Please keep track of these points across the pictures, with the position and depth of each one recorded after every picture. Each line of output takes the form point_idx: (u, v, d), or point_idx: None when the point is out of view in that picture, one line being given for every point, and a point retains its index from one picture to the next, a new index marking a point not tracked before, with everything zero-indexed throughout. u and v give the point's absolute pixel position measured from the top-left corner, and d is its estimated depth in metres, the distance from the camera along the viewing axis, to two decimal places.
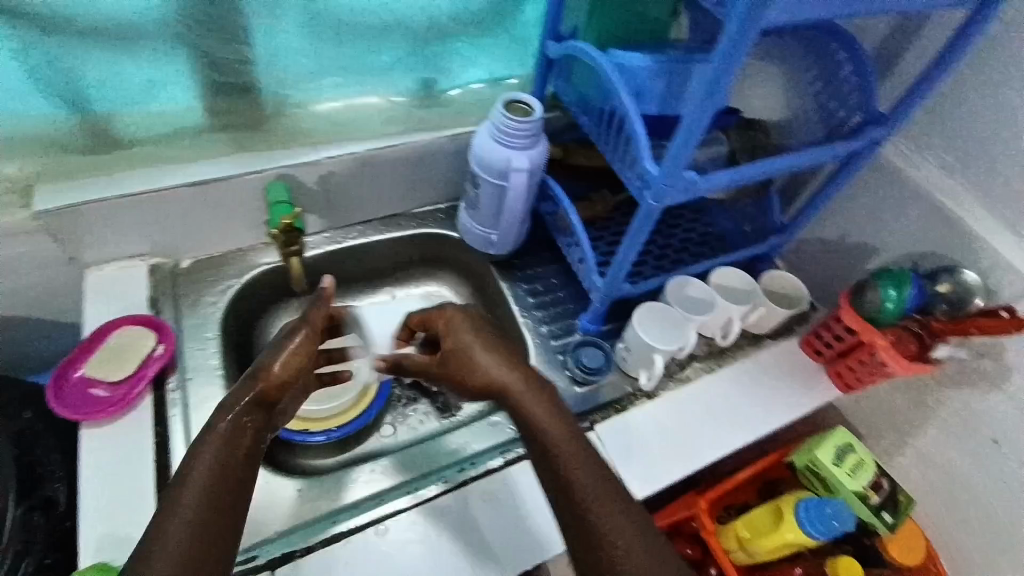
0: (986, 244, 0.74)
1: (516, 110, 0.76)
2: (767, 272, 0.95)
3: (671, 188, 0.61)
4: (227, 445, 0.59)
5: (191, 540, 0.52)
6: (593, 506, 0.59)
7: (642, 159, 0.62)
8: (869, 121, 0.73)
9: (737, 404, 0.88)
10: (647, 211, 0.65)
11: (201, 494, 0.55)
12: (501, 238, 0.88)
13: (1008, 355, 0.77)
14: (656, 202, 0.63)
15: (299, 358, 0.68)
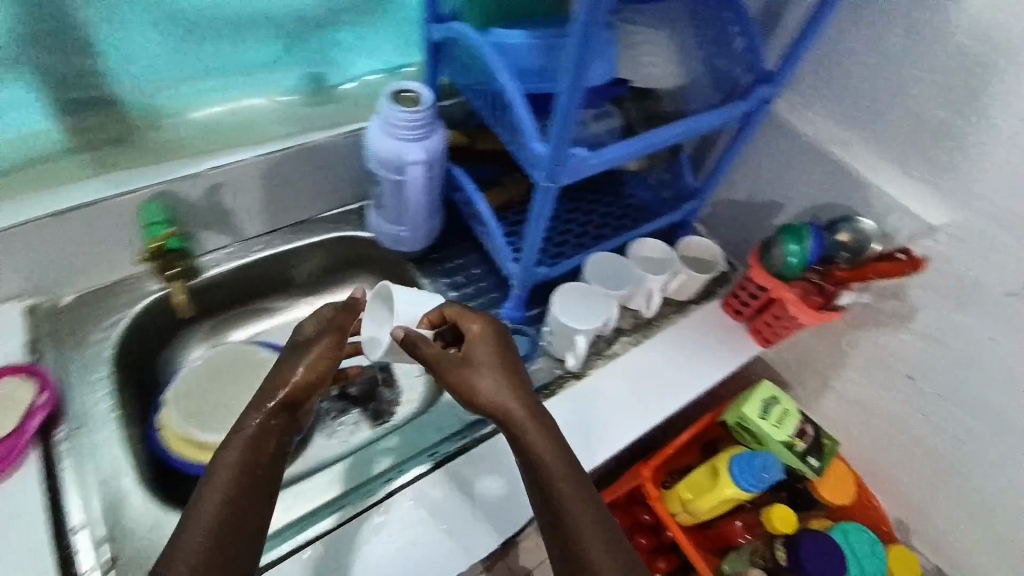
0: (878, 189, 0.75)
1: (406, 101, 0.72)
2: (685, 239, 0.96)
3: (561, 166, 0.59)
4: (255, 447, 0.59)
5: (212, 537, 0.54)
6: (576, 520, 0.58)
7: (529, 138, 0.60)
8: (760, 80, 0.75)
9: (667, 373, 0.89)
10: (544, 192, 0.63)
11: (222, 500, 0.56)
12: (412, 234, 0.85)
13: (911, 294, 0.78)
14: (549, 182, 0.61)
15: (327, 360, 0.65)
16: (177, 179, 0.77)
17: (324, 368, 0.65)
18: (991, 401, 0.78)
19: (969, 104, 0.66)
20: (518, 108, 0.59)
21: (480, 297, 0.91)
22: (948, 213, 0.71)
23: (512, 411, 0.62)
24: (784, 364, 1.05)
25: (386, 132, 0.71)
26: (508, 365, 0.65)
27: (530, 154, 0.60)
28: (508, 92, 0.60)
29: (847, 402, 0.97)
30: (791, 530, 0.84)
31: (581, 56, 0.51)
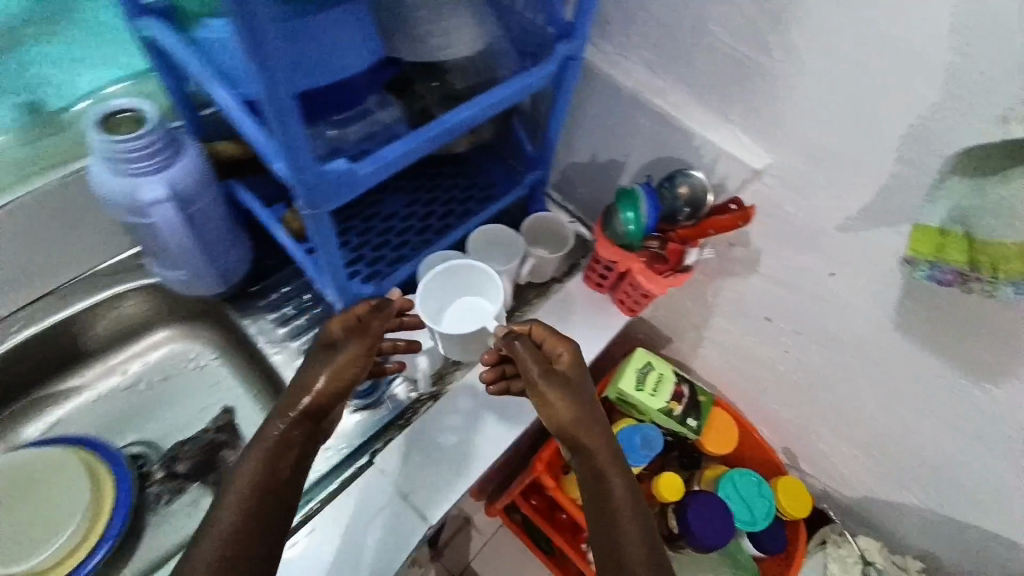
0: (701, 138, 0.70)
1: (119, 125, 0.58)
2: (533, 216, 0.88)
3: (314, 188, 0.48)
4: (280, 452, 0.58)
5: (232, 542, 0.52)
6: (624, 521, 0.58)
7: (266, 160, 0.48)
8: (560, 36, 0.66)
9: None
10: (315, 218, 0.52)
11: (250, 499, 0.54)
12: (194, 279, 0.70)
13: (752, 240, 0.77)
14: (312, 208, 0.50)
15: (353, 367, 0.64)
16: None
17: (347, 374, 0.63)
18: (844, 334, 0.76)
19: (768, 36, 0.60)
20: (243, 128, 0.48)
21: (313, 328, 0.78)
22: (769, 153, 0.67)
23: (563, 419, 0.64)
24: (664, 320, 1.02)
25: (112, 172, 0.58)
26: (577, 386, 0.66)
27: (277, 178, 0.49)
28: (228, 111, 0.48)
29: (725, 349, 0.95)
30: (677, 496, 0.83)
31: (260, 58, 0.40)
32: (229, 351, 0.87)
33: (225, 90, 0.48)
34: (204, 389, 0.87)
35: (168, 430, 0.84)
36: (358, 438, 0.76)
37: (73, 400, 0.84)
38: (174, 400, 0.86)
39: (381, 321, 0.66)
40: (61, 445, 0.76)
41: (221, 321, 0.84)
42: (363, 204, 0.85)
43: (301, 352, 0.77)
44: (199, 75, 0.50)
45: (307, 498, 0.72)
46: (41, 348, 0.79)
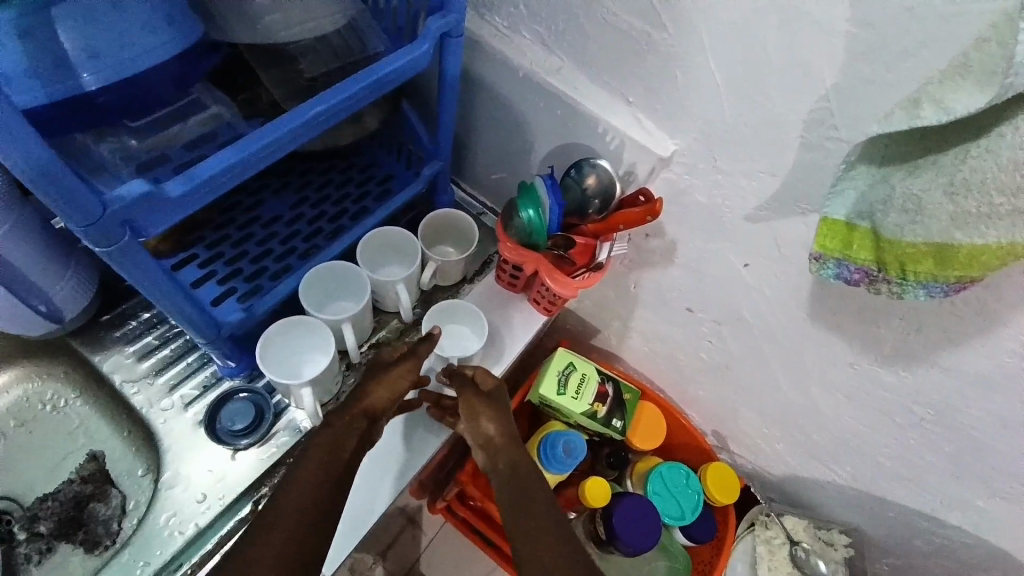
0: (603, 124, 0.64)
1: None
2: (433, 214, 0.78)
3: (94, 225, 0.39)
4: (331, 461, 0.58)
5: (284, 547, 0.54)
6: (547, 532, 0.59)
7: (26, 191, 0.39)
8: (433, 10, 0.57)
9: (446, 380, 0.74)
10: (116, 256, 0.43)
11: (297, 508, 0.56)
12: (10, 321, 0.59)
13: (667, 230, 0.71)
14: (100, 247, 0.41)
15: (405, 382, 0.64)
16: None
17: (398, 392, 0.63)
18: (763, 324, 0.73)
19: (662, 8, 0.53)
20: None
21: (185, 358, 0.69)
22: (675, 139, 0.62)
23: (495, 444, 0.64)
24: (590, 310, 0.96)
25: None
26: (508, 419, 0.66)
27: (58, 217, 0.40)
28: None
29: (651, 339, 0.91)
30: (605, 501, 0.78)
31: None
32: (91, 388, 0.75)
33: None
34: (68, 433, 0.75)
35: (28, 483, 0.72)
36: (238, 486, 0.64)
37: None
38: (34, 448, 0.74)
39: (429, 347, 0.66)
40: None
41: (75, 357, 0.72)
42: (239, 209, 0.74)
43: (169, 388, 0.67)
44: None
45: (179, 563, 0.61)
46: None
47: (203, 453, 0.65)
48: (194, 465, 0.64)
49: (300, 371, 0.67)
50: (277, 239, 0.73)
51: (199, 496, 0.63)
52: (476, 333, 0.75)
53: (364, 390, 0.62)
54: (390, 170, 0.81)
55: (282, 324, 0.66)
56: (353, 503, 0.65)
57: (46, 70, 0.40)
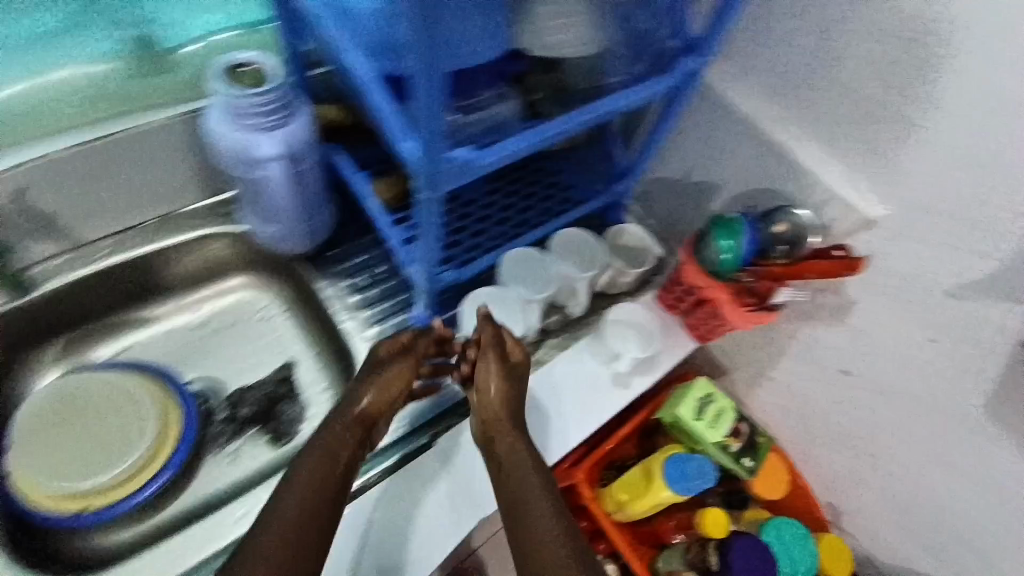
0: (816, 178, 0.68)
1: (247, 78, 0.56)
2: (616, 226, 0.84)
3: (442, 172, 0.48)
4: (331, 463, 0.62)
5: (294, 538, 0.57)
6: (535, 516, 0.60)
7: (395, 138, 0.48)
8: (685, 49, 0.65)
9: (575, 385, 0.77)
10: (427, 202, 0.52)
11: (306, 490, 0.60)
12: (290, 234, 0.72)
13: (847, 288, 0.73)
14: (430, 191, 0.50)
15: (397, 386, 0.69)
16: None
17: (394, 390, 0.68)
18: (925, 403, 0.73)
19: (914, 84, 0.57)
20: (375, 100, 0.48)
21: (386, 301, 0.80)
22: (886, 205, 0.65)
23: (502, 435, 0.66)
24: (718, 354, 0.98)
25: (229, 120, 0.56)
26: (513, 398, 0.68)
27: (395, 143, 0.48)
28: (363, 83, 0.49)
29: (785, 394, 0.92)
30: (723, 534, 0.82)
31: (428, 41, 0.40)
32: (299, 308, 0.86)
33: (370, 68, 0.49)
34: (272, 340, 0.85)
35: (226, 375, 0.82)
36: (413, 422, 0.76)
37: (129, 340, 0.80)
38: (235, 346, 0.84)
39: (427, 341, 0.72)
40: (121, 380, 0.75)
41: (297, 280, 0.83)
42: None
43: (371, 322, 0.78)
44: (339, 42, 0.50)
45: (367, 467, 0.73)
46: (114, 279, 0.76)
47: None
48: None
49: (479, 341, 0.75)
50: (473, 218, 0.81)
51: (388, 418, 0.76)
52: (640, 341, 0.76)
53: (358, 396, 0.67)
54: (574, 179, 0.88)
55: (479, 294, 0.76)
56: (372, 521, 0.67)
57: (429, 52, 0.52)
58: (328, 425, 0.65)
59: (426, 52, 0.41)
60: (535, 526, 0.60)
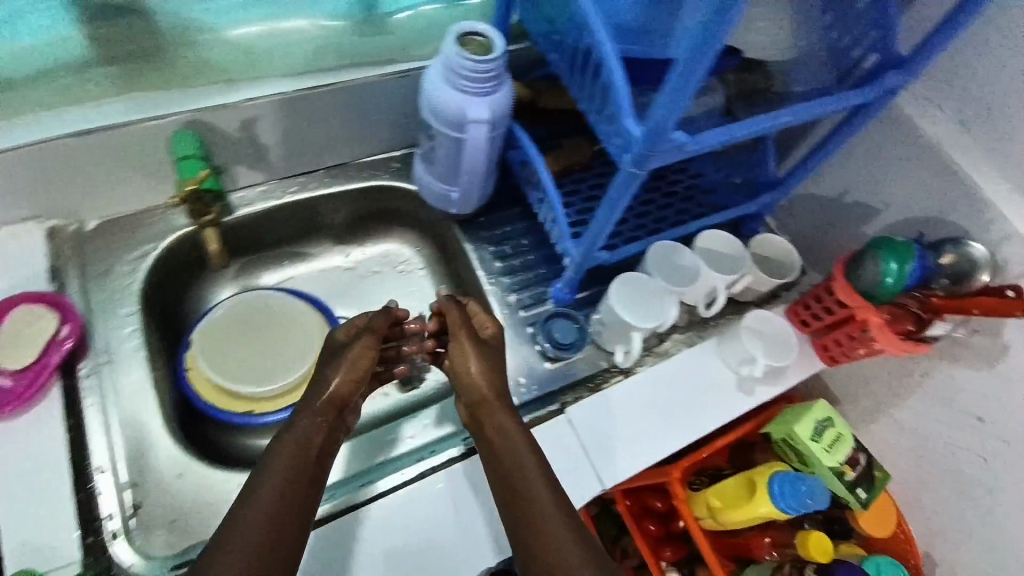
0: (998, 215, 0.66)
1: (473, 46, 0.62)
2: (755, 236, 0.84)
3: (655, 153, 0.51)
4: (302, 447, 0.56)
5: (258, 543, 0.48)
6: (541, 501, 0.56)
7: (622, 115, 0.52)
8: (886, 64, 0.61)
9: (700, 384, 0.77)
10: (628, 176, 0.56)
11: (274, 482, 0.53)
12: (466, 198, 0.76)
13: (1006, 331, 0.71)
14: (636, 167, 0.53)
15: (366, 359, 0.64)
16: (215, 107, 0.67)
17: (360, 369, 0.63)
18: None
19: None
20: (615, 78, 0.51)
21: (527, 272, 0.84)
22: None
23: (495, 418, 0.62)
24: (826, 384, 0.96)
25: (449, 83, 0.63)
26: (498, 375, 0.65)
27: (624, 122, 0.51)
28: (607, 59, 0.51)
29: (901, 437, 0.88)
30: (825, 559, 0.82)
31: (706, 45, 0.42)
32: (439, 269, 0.91)
33: (615, 48, 0.51)
34: (409, 292, 0.90)
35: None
36: (549, 386, 0.76)
37: (291, 272, 0.87)
38: (377, 294, 0.89)
39: (384, 318, 0.68)
40: (297, 303, 0.78)
41: (443, 240, 0.88)
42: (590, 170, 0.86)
43: (512, 289, 0.82)
44: (589, 15, 0.52)
45: None
46: (294, 214, 0.83)
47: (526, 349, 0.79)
48: (515, 359, 0.78)
49: (613, 325, 0.76)
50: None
51: (519, 380, 0.76)
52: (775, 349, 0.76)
53: (325, 380, 0.62)
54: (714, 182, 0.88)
55: (625, 277, 0.76)
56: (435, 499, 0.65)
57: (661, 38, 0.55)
58: (296, 417, 0.58)
59: (696, 50, 0.43)
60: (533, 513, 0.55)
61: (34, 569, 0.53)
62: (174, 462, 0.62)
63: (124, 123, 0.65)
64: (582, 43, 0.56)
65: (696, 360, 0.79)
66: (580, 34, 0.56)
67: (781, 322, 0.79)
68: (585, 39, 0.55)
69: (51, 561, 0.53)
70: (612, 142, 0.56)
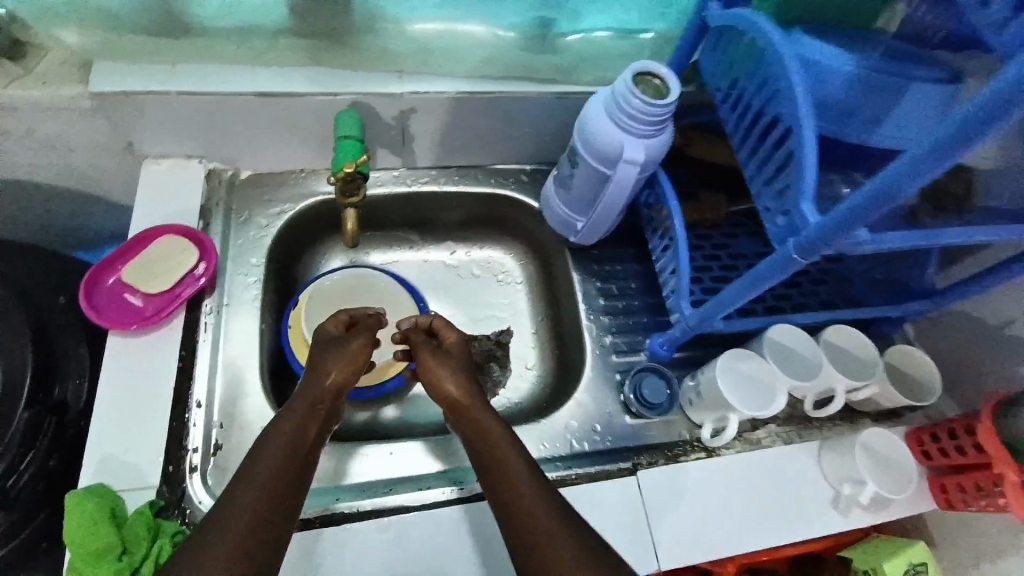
0: None
1: (647, 88, 0.62)
2: (892, 344, 0.75)
3: (826, 246, 0.47)
4: (298, 430, 0.56)
5: (242, 526, 0.48)
6: (538, 509, 0.52)
7: (802, 200, 0.49)
8: None
9: (786, 488, 0.71)
10: (783, 260, 0.51)
11: (265, 465, 0.53)
12: (589, 231, 0.74)
13: None
14: (799, 256, 0.49)
15: (366, 351, 0.66)
16: (379, 93, 0.70)
17: (359, 360, 0.64)
18: None
19: None
20: (806, 160, 0.48)
21: (630, 317, 0.81)
22: None
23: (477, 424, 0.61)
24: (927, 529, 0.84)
25: (611, 118, 0.62)
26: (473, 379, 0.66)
27: (801, 207, 0.48)
28: (803, 138, 0.49)
29: None
30: None
31: (939, 152, 0.38)
32: (540, 290, 0.89)
33: (813, 127, 0.49)
34: (501, 304, 0.89)
35: (458, 318, 0.87)
36: (623, 442, 0.73)
37: (398, 258, 0.89)
38: (473, 298, 0.89)
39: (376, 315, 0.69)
40: (403, 291, 0.80)
41: (549, 261, 0.87)
42: (720, 230, 0.82)
43: (608, 331, 0.80)
44: (793, 89, 0.49)
45: (569, 464, 0.70)
46: (418, 203, 0.85)
47: (611, 398, 0.75)
48: (595, 404, 0.75)
49: (708, 400, 0.71)
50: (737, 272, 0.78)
51: (594, 427, 0.73)
52: (887, 480, 0.68)
53: (324, 370, 0.62)
54: (852, 274, 0.81)
55: (736, 353, 0.71)
56: (427, 535, 0.61)
57: (862, 126, 0.51)
58: (290, 403, 0.58)
59: (923, 156, 0.39)
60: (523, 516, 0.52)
61: (118, 483, 0.58)
62: (262, 415, 0.65)
63: (298, 93, 0.68)
64: (771, 113, 0.54)
65: (790, 459, 0.73)
66: (771, 104, 0.54)
67: (900, 449, 0.70)
68: (777, 111, 0.53)
69: (134, 481, 0.58)
70: (777, 223, 0.53)
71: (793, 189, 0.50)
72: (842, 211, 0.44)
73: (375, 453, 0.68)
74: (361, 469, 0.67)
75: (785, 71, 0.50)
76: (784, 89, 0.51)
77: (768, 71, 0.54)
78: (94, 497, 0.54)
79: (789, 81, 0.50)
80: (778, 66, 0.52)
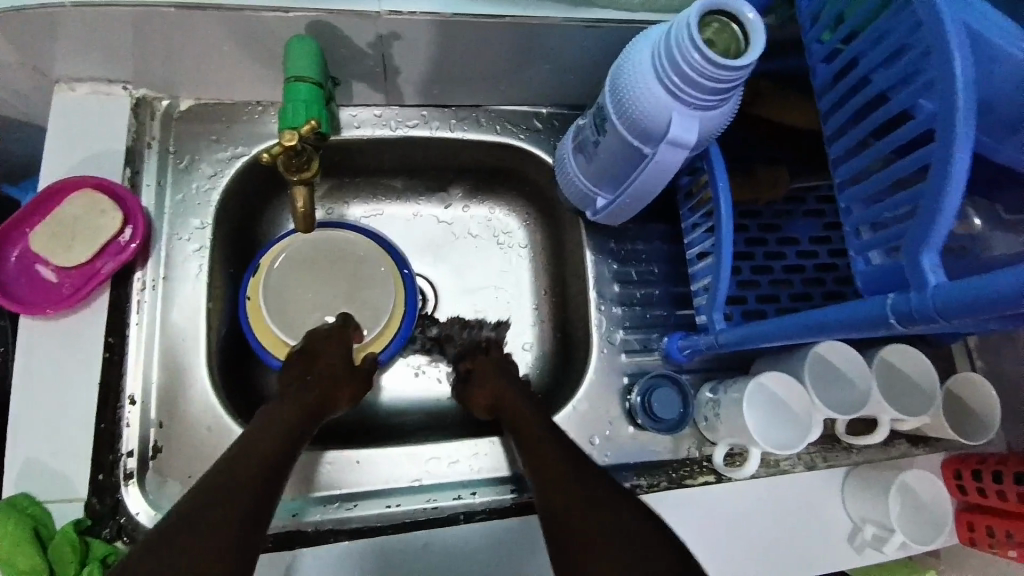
0: None
1: (716, 38, 0.44)
2: (960, 371, 0.64)
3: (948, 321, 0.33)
4: (281, 427, 0.50)
5: (224, 507, 0.41)
6: (583, 503, 0.45)
7: (924, 252, 0.34)
8: None
9: (804, 524, 0.63)
10: (873, 323, 0.38)
11: (243, 456, 0.46)
12: (611, 212, 0.59)
13: None
14: (902, 324, 0.35)
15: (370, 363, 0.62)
16: (348, 12, 0.52)
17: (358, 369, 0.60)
18: None
19: None
20: (948, 188, 0.33)
21: (647, 310, 0.68)
22: None
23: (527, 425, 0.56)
24: None
25: (658, 78, 0.45)
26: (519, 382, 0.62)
27: (921, 262, 0.34)
28: (951, 155, 0.33)
29: None
30: None
31: None
32: (548, 261, 0.75)
33: (970, 138, 0.33)
34: (501, 273, 0.75)
35: (451, 288, 0.74)
36: (624, 457, 0.64)
37: (379, 211, 0.74)
38: (470, 265, 0.75)
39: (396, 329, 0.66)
40: (383, 257, 0.65)
41: (560, 228, 0.73)
42: (770, 208, 0.66)
43: (620, 325, 0.68)
44: (950, 80, 0.34)
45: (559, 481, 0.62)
46: (404, 149, 0.69)
47: (615, 405, 0.66)
48: (596, 410, 0.65)
49: (728, 424, 0.61)
50: (783, 262, 0.64)
51: (591, 439, 0.64)
52: (921, 529, 0.60)
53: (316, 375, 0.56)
54: None
55: (778, 376, 0.60)
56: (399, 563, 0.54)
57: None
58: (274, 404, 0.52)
59: None
60: (570, 506, 0.46)
61: (42, 495, 0.50)
62: (208, 414, 0.56)
63: (238, 6, 0.50)
64: (900, 104, 0.39)
65: (812, 487, 0.64)
66: (905, 91, 0.38)
67: (941, 495, 0.61)
68: (913, 102, 0.38)
69: (60, 492, 0.50)
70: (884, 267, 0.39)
71: (916, 228, 0.35)
72: (984, 283, 0.30)
73: (344, 458, 0.60)
74: (328, 478, 0.59)
75: (945, 46, 0.34)
76: (935, 73, 0.35)
77: (911, 38, 0.37)
78: (7, 512, 0.47)
79: (946, 65, 0.34)
80: (932, 38, 0.35)
